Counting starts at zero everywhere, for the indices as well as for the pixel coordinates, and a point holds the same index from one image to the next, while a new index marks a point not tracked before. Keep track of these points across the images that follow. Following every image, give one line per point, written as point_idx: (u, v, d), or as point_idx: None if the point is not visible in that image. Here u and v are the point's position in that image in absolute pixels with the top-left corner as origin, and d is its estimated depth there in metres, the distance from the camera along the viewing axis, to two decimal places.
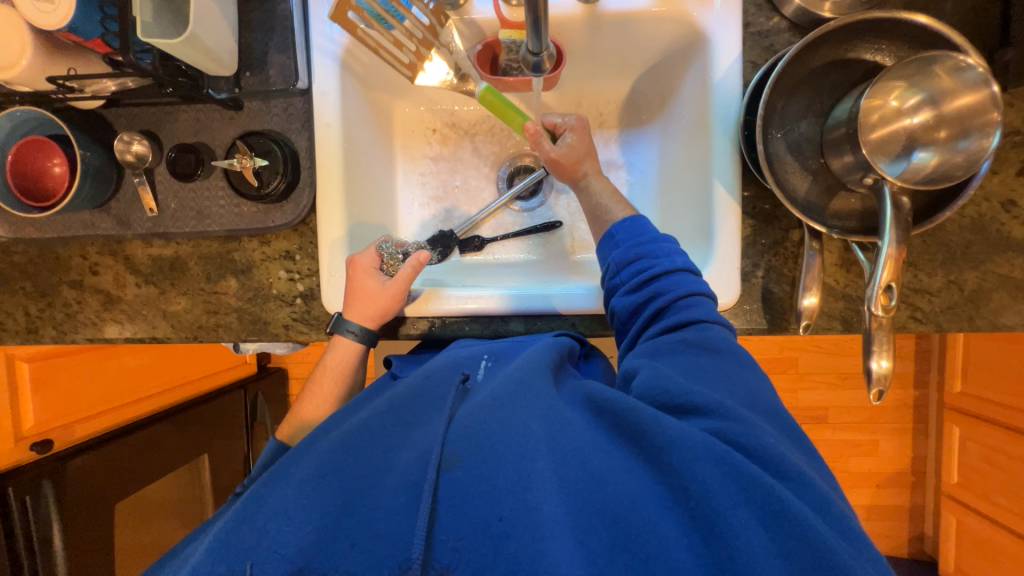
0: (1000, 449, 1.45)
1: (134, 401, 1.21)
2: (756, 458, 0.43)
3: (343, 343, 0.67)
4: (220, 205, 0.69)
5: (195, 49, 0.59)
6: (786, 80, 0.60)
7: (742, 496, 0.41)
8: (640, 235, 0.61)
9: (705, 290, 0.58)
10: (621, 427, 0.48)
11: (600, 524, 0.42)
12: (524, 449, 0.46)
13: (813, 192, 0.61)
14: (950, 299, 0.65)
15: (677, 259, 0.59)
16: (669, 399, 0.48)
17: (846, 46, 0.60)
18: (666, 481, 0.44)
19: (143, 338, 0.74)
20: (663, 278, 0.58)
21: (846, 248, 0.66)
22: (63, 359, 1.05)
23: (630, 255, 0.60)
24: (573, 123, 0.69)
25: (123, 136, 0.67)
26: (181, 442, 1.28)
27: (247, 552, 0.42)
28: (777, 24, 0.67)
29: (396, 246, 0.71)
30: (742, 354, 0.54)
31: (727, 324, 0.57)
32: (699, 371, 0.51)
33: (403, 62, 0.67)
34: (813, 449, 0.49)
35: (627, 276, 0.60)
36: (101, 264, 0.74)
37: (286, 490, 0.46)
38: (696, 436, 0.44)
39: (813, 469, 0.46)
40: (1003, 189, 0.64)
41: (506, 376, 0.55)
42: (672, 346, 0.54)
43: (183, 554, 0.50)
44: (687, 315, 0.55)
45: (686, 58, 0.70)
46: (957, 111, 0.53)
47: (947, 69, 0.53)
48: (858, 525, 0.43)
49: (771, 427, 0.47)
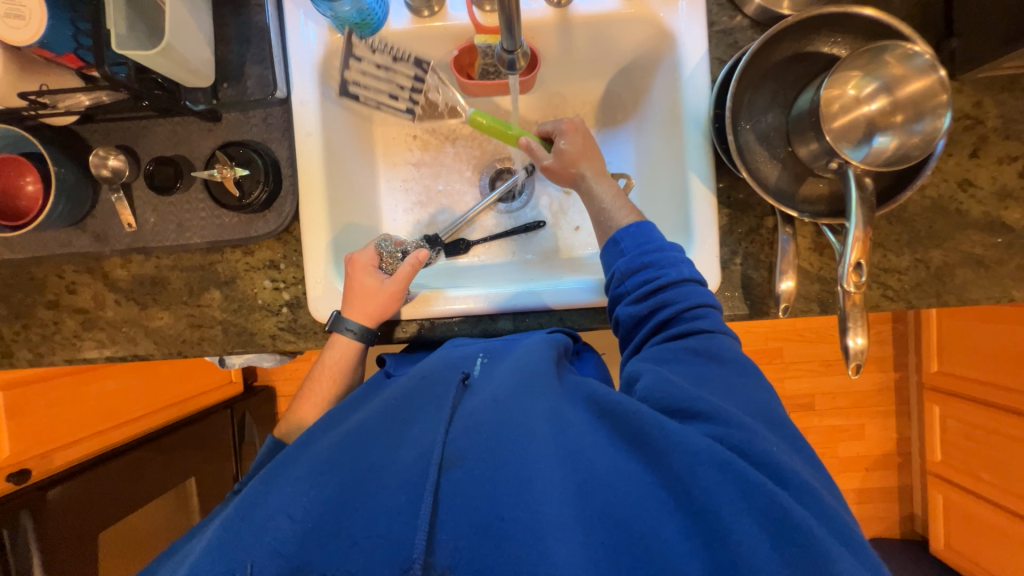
0: (978, 424, 1.51)
1: (117, 425, 1.18)
2: (758, 465, 0.43)
3: (342, 341, 0.66)
4: (202, 217, 0.69)
5: (171, 60, 0.59)
6: (751, 74, 0.63)
7: (745, 502, 0.41)
8: (645, 243, 0.58)
9: (712, 302, 0.56)
10: (624, 430, 0.48)
11: (602, 526, 0.42)
12: (527, 451, 0.46)
13: (783, 179, 0.64)
14: (918, 276, 0.68)
15: (684, 269, 0.57)
16: (673, 403, 0.48)
17: (805, 40, 0.63)
18: (667, 484, 0.44)
19: (124, 356, 0.73)
20: (670, 289, 0.56)
21: (818, 233, 0.69)
22: (40, 385, 1.02)
23: (635, 264, 0.57)
24: (564, 126, 0.67)
25: (99, 151, 0.67)
26: (168, 465, 1.25)
27: (246, 552, 0.42)
28: (741, 22, 0.70)
29: (396, 246, 0.72)
30: (745, 360, 0.53)
31: (729, 331, 0.56)
32: (703, 378, 0.51)
33: (401, 109, 0.74)
34: (808, 450, 0.49)
35: (632, 285, 0.57)
36: (78, 283, 0.72)
37: (284, 490, 0.46)
38: (700, 442, 0.44)
39: (814, 477, 0.46)
40: (959, 170, 0.68)
41: (506, 374, 0.55)
42: (677, 353, 0.53)
43: (181, 550, 0.49)
44: (693, 325, 0.54)
45: (656, 57, 0.73)
46: (910, 96, 0.57)
47: (897, 57, 0.56)
48: (856, 527, 0.44)
49: (773, 435, 0.47)
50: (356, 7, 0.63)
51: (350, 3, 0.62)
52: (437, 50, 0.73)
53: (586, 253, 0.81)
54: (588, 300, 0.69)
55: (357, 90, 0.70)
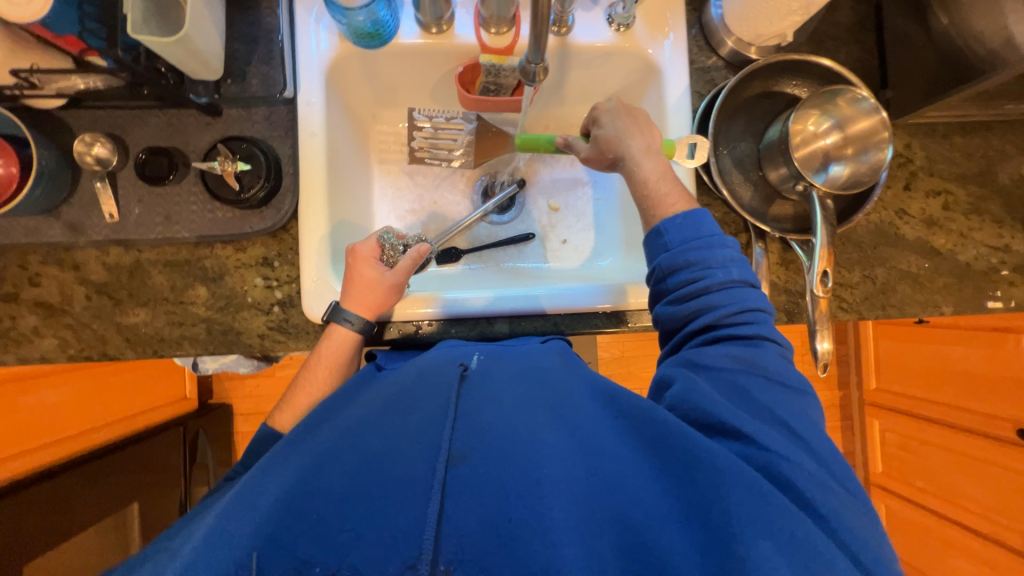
0: (913, 435, 1.66)
1: (55, 441, 1.06)
2: (784, 490, 0.42)
3: (339, 333, 0.65)
4: (192, 210, 0.67)
5: (185, 50, 0.59)
6: (728, 107, 0.72)
7: (768, 526, 0.39)
8: (692, 237, 0.56)
9: (763, 304, 0.55)
10: (646, 437, 0.47)
11: (610, 531, 0.41)
12: (542, 451, 0.45)
13: (756, 199, 0.72)
14: (868, 290, 0.77)
15: (732, 270, 0.55)
16: (702, 416, 0.47)
17: (773, 82, 0.73)
18: (681, 494, 0.43)
19: (90, 355, 0.68)
20: (716, 291, 0.54)
21: (785, 249, 0.76)
22: None
23: (678, 261, 0.55)
24: (614, 106, 0.66)
25: (85, 137, 0.64)
26: (108, 487, 1.13)
27: (250, 540, 0.40)
28: (716, 63, 0.79)
29: (397, 239, 0.73)
30: (792, 378, 0.51)
31: (778, 340, 0.54)
32: (741, 393, 0.49)
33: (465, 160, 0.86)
34: (829, 466, 0.45)
35: (674, 284, 0.56)
36: (43, 274, 0.67)
37: (287, 478, 0.45)
38: (727, 458, 0.42)
39: (853, 509, 0.43)
40: (896, 201, 0.79)
41: (518, 379, 0.55)
42: (719, 360, 0.51)
43: (172, 543, 0.46)
44: (738, 333, 0.53)
45: (640, 88, 0.81)
46: (858, 132, 0.66)
47: (847, 100, 0.65)
48: (876, 546, 0.41)
49: (809, 460, 0.44)
50: (371, 18, 0.65)
51: (365, 14, 0.64)
52: (441, 64, 0.77)
53: (573, 265, 0.85)
54: (582, 304, 0.72)
55: (420, 154, 0.85)
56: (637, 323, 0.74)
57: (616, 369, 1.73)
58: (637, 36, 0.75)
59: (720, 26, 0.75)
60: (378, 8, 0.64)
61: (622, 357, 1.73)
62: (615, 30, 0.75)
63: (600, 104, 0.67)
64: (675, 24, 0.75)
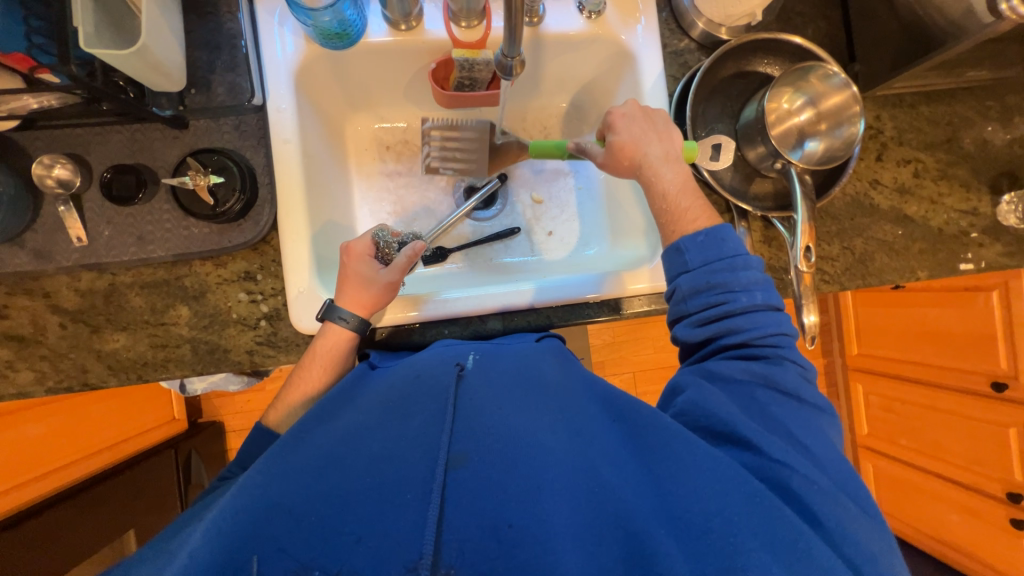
0: (896, 398, 1.73)
1: (43, 475, 1.02)
2: (790, 502, 0.43)
3: (333, 333, 0.64)
4: (166, 228, 0.64)
5: (144, 61, 0.56)
6: (702, 90, 0.73)
7: (767, 539, 0.40)
8: (714, 258, 0.56)
9: (789, 328, 0.55)
10: (644, 440, 0.48)
11: (610, 535, 0.41)
12: (545, 455, 0.45)
13: (736, 178, 0.74)
14: (847, 262, 0.80)
15: (757, 296, 0.55)
16: (716, 424, 0.48)
17: (745, 61, 0.73)
18: (678, 497, 0.43)
19: (71, 387, 0.65)
20: (740, 316, 0.54)
21: (767, 227, 0.77)
22: None
23: (699, 284, 0.56)
24: (629, 108, 0.67)
25: (43, 159, 0.61)
26: (101, 517, 1.10)
27: (251, 545, 0.39)
28: (688, 45, 0.79)
29: (393, 236, 0.72)
30: (814, 399, 0.52)
31: (801, 362, 0.55)
32: (758, 406, 0.50)
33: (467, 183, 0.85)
34: (811, 449, 0.47)
35: (696, 306, 0.56)
36: (12, 305, 0.64)
37: (286, 480, 0.44)
38: (731, 469, 0.44)
39: (860, 520, 0.44)
40: (869, 171, 0.81)
41: (517, 381, 0.55)
42: (739, 376, 0.52)
43: (170, 544, 0.45)
44: (762, 354, 0.53)
45: (614, 75, 0.81)
46: (831, 107, 0.68)
47: (819, 76, 0.67)
48: (875, 549, 0.42)
49: (811, 466, 0.46)
50: (337, 18, 0.63)
51: (330, 14, 0.62)
52: (413, 61, 0.75)
53: (560, 256, 0.85)
54: (572, 294, 0.72)
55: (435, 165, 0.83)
56: (628, 310, 0.75)
57: (608, 356, 1.75)
58: (609, 22, 0.75)
59: (690, 8, 0.75)
60: (344, 7, 0.62)
61: (613, 342, 1.75)
62: (587, 17, 0.74)
63: (616, 110, 0.67)
64: (646, 9, 0.75)
